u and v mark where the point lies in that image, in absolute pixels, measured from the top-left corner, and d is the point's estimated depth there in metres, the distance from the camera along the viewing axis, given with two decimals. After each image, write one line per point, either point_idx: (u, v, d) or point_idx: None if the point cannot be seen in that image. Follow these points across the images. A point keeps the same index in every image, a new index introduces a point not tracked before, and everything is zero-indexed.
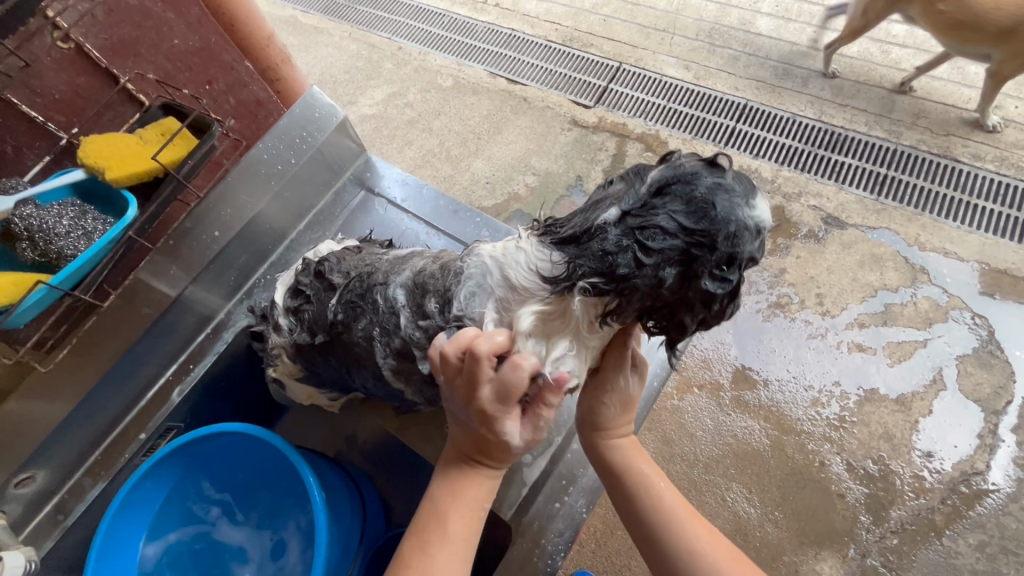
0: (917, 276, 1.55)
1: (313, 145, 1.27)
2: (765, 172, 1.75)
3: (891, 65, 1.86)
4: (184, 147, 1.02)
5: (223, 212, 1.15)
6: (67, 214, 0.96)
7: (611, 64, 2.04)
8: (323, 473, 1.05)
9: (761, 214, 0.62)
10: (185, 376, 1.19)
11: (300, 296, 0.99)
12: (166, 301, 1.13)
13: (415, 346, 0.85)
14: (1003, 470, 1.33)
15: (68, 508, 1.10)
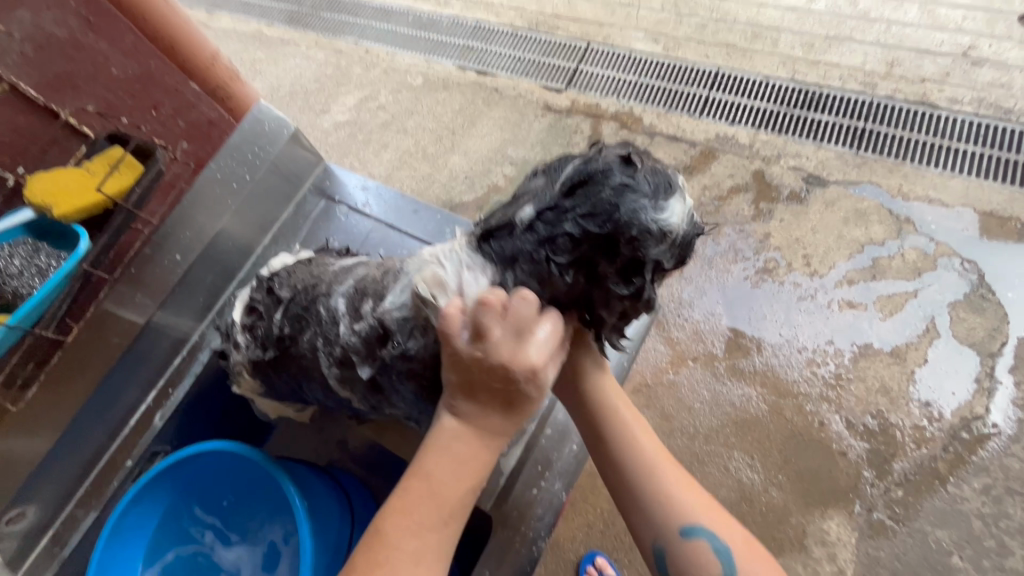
0: (903, 227, 1.54)
1: (268, 159, 1.27)
2: (743, 138, 1.73)
3: (860, 17, 1.83)
4: (129, 176, 1.06)
5: (182, 235, 1.18)
6: (19, 253, 1.00)
7: (580, 45, 2.02)
8: (305, 482, 1.09)
9: (669, 217, 0.60)
10: (165, 400, 1.21)
11: (254, 313, 1.01)
12: (134, 330, 1.15)
13: (353, 352, 0.84)
14: (1003, 412, 1.33)
15: (63, 539, 1.15)
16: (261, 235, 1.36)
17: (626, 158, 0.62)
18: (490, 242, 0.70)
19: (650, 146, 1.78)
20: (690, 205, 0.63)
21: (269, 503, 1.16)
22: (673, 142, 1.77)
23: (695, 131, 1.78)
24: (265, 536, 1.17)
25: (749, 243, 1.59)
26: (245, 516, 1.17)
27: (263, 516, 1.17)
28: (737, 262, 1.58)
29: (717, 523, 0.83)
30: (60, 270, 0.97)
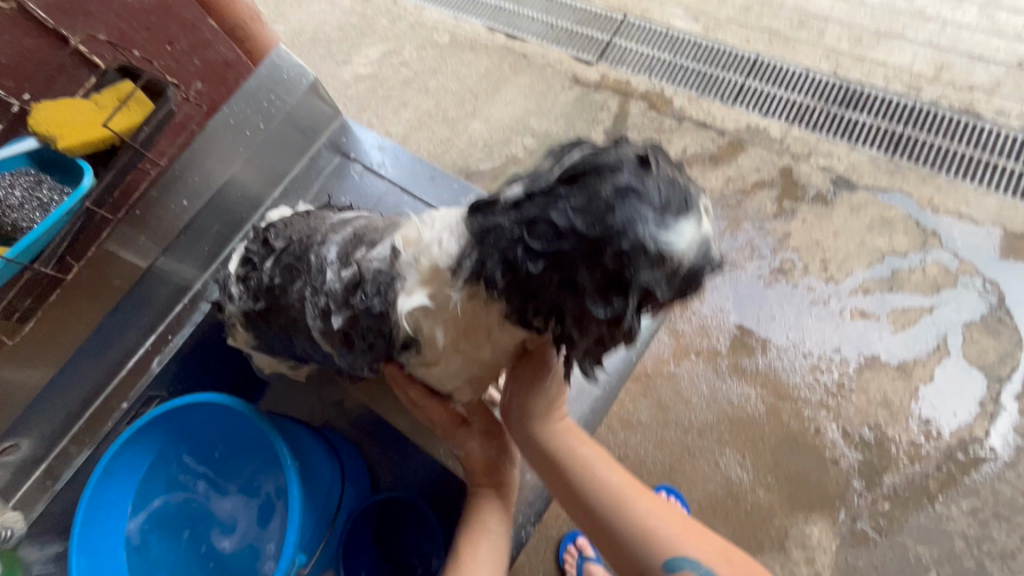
0: (928, 240, 1.49)
1: (283, 108, 1.24)
2: (774, 131, 1.67)
3: (914, 14, 1.73)
4: (141, 112, 1.05)
5: (191, 178, 1.16)
6: (20, 184, 1.01)
7: (616, 16, 1.93)
8: (300, 441, 1.10)
9: (669, 238, 0.57)
10: (163, 346, 1.21)
11: (248, 264, 0.99)
12: (137, 273, 1.16)
13: (332, 299, 0.86)
14: (1002, 437, 1.31)
15: (55, 475, 1.18)
16: (271, 186, 1.34)
17: (646, 159, 0.60)
18: (477, 214, 0.69)
19: (677, 131, 1.73)
20: (703, 234, 0.59)
21: (261, 457, 1.19)
22: (702, 129, 1.71)
23: (725, 119, 1.71)
24: (254, 491, 1.20)
25: (767, 241, 1.55)
26: (234, 469, 1.21)
27: (252, 471, 1.20)
28: (753, 260, 1.54)
29: (693, 546, 0.85)
30: (64, 206, 0.98)
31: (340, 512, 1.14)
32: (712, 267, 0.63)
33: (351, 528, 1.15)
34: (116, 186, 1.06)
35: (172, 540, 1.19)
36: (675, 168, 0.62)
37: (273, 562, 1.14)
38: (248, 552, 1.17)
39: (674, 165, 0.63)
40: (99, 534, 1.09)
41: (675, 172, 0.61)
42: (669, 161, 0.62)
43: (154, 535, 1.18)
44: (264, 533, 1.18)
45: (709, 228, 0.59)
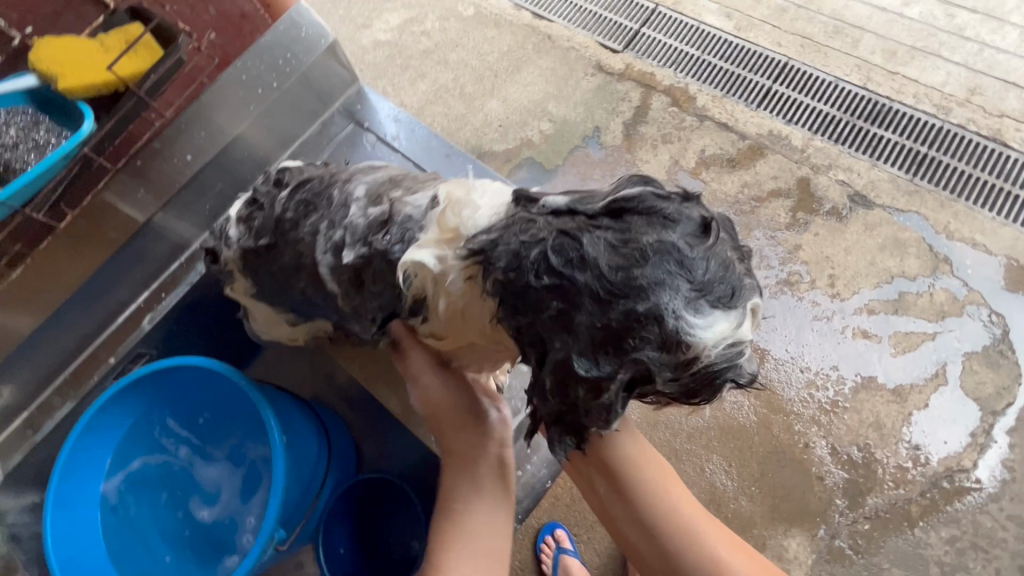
0: (939, 266, 1.47)
1: (299, 69, 1.19)
2: (796, 140, 1.63)
3: (954, 32, 1.67)
4: (148, 60, 1.00)
5: (196, 133, 1.13)
6: (15, 124, 0.96)
7: (647, 5, 1.87)
8: (288, 416, 1.10)
9: (689, 325, 0.59)
10: (156, 304, 1.21)
11: (255, 205, 0.98)
12: (133, 227, 1.12)
13: (352, 233, 0.84)
14: (989, 470, 1.31)
15: (37, 424, 1.16)
16: (279, 149, 1.31)
17: (709, 232, 0.61)
18: (518, 205, 0.70)
19: (697, 130, 1.69)
20: (731, 334, 0.60)
21: (247, 425, 1.21)
22: (723, 131, 1.68)
23: (748, 123, 1.68)
24: (239, 458, 1.22)
25: (776, 251, 1.53)
26: (220, 435, 1.22)
27: (237, 439, 1.22)
28: (760, 269, 1.52)
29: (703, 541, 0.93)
30: (59, 150, 0.93)
31: (324, 487, 1.17)
32: (726, 373, 0.64)
33: (331, 508, 1.17)
34: (116, 134, 1.04)
35: (148, 502, 1.20)
36: (735, 257, 0.63)
37: (249, 536, 1.17)
38: (225, 522, 1.20)
39: (735, 252, 0.64)
40: (76, 487, 1.10)
41: (732, 260, 0.62)
42: (731, 246, 0.64)
43: (131, 494, 1.19)
44: (243, 505, 1.20)
45: (742, 332, 0.61)
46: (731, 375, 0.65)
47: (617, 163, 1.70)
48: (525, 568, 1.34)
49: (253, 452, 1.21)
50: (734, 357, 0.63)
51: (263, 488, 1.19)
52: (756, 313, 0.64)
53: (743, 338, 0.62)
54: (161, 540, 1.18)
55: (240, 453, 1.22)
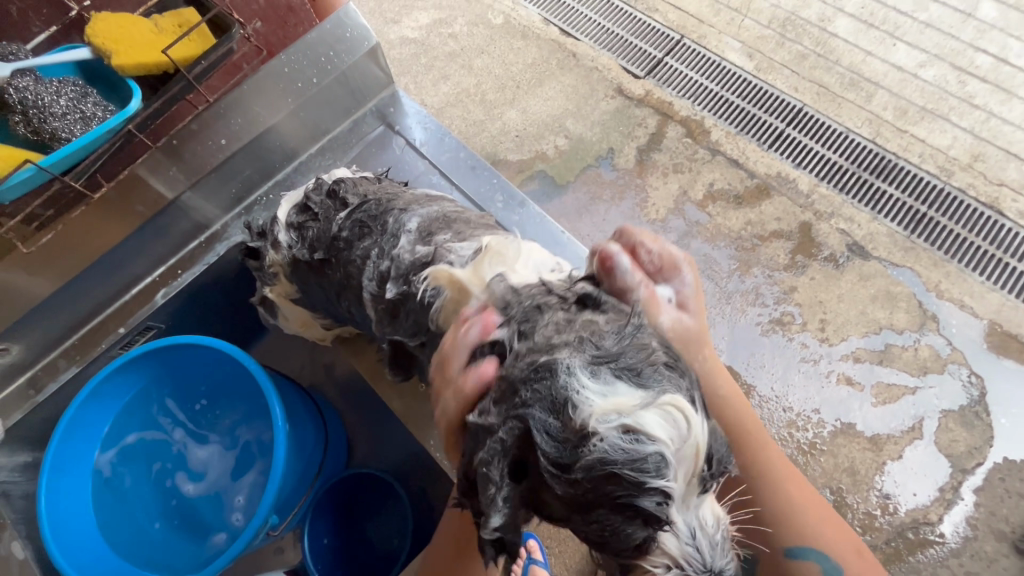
0: (926, 322, 1.51)
1: (338, 67, 1.20)
2: (802, 184, 1.68)
3: (963, 99, 1.71)
4: (200, 44, 1.04)
5: (233, 119, 1.13)
6: (66, 94, 1.02)
7: (672, 36, 1.91)
8: (293, 405, 1.12)
9: (578, 379, 0.61)
10: (171, 280, 1.22)
11: (306, 213, 1.03)
12: (162, 203, 1.12)
13: (401, 268, 0.90)
14: (954, 525, 1.35)
15: (40, 385, 1.16)
16: (309, 142, 1.33)
17: (640, 327, 0.68)
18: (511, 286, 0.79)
19: (708, 163, 1.73)
20: (631, 414, 0.58)
21: (248, 406, 1.26)
22: (733, 166, 1.72)
23: (758, 162, 1.72)
24: (237, 438, 1.26)
25: (772, 291, 1.57)
26: (220, 414, 1.27)
27: (237, 419, 1.27)
28: (754, 306, 1.56)
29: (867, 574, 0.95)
30: (105, 124, 0.97)
31: (316, 479, 1.18)
32: (639, 499, 0.59)
33: (319, 497, 1.19)
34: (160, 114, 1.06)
35: (141, 474, 1.22)
36: (672, 366, 0.64)
37: (238, 515, 1.20)
38: (215, 500, 1.23)
39: (673, 361, 0.65)
40: (74, 452, 1.12)
41: (662, 364, 0.63)
42: (671, 355, 0.66)
43: (124, 466, 1.20)
44: (235, 485, 1.24)
45: (646, 416, 0.58)
46: (642, 502, 0.59)
47: (628, 186, 1.73)
48: None
49: (252, 432, 1.25)
50: (646, 467, 0.58)
51: (259, 468, 1.23)
52: (677, 413, 0.59)
53: (654, 437, 0.58)
54: (150, 513, 1.20)
55: (239, 434, 1.26)
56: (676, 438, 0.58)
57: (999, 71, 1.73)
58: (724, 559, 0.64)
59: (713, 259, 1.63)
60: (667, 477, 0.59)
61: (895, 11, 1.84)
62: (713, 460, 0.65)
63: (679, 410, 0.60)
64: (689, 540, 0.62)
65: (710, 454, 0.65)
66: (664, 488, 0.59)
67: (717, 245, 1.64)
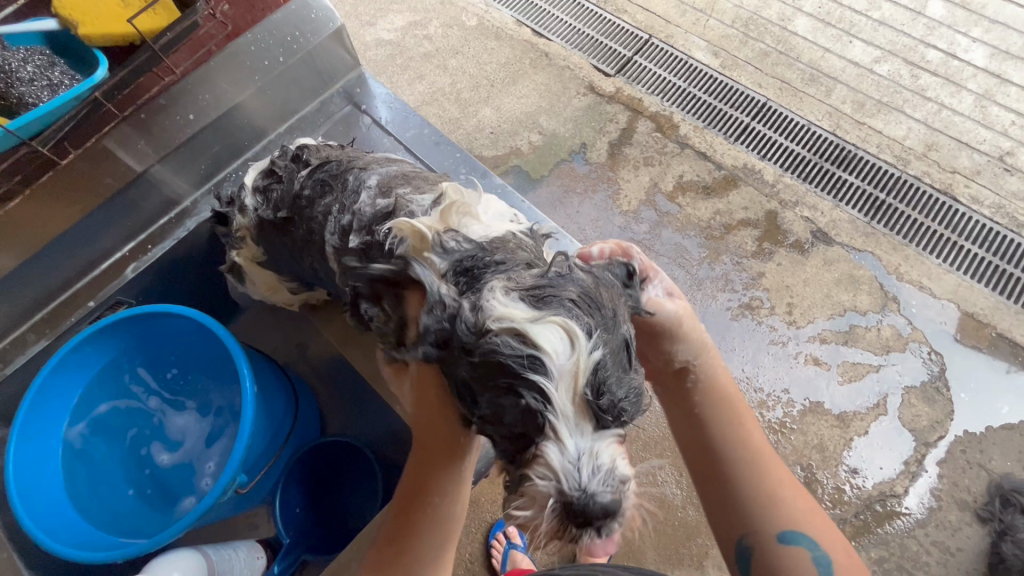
0: (888, 303, 1.57)
1: (305, 47, 1.30)
2: (767, 175, 1.74)
3: (916, 91, 1.80)
4: (165, 19, 1.07)
5: (200, 95, 1.20)
6: (34, 61, 1.04)
7: (641, 35, 1.97)
8: (262, 371, 1.13)
9: (499, 295, 0.72)
10: (141, 255, 1.25)
11: (272, 177, 1.06)
12: (130, 176, 1.17)
13: (361, 221, 0.92)
14: (918, 497, 1.39)
15: (7, 357, 1.16)
16: (277, 122, 1.38)
17: (568, 274, 0.73)
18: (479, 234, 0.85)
19: (677, 156, 1.78)
20: (522, 324, 0.68)
21: (219, 374, 1.28)
22: (701, 159, 1.77)
23: (725, 155, 1.78)
24: (208, 405, 1.29)
25: (741, 276, 1.62)
26: (190, 382, 1.28)
27: (207, 386, 1.28)
28: (724, 292, 1.61)
29: (821, 532, 0.85)
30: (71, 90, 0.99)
31: (287, 443, 1.18)
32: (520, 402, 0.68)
33: (288, 469, 1.19)
34: (128, 83, 1.07)
35: (113, 443, 1.23)
36: (583, 304, 0.70)
37: (208, 480, 1.22)
38: (186, 467, 1.25)
39: (589, 302, 0.71)
40: (45, 423, 1.12)
41: (571, 301, 0.70)
42: (590, 300, 0.71)
43: (97, 435, 1.22)
44: (206, 449, 1.26)
45: (535, 329, 0.67)
46: (523, 396, 0.68)
47: (601, 179, 1.77)
48: (474, 560, 1.37)
49: (224, 398, 1.28)
50: (525, 363, 0.67)
51: (230, 431, 1.26)
52: (567, 335, 0.67)
53: (539, 349, 0.67)
54: (122, 480, 1.22)
55: (211, 400, 1.28)
56: (561, 354, 0.67)
57: (949, 65, 1.82)
58: (603, 484, 0.68)
59: (683, 247, 1.67)
60: (545, 382, 0.67)
61: (850, 10, 1.93)
62: (607, 394, 0.69)
63: (570, 334, 0.67)
64: (572, 458, 0.68)
65: (605, 388, 0.69)
66: (540, 387, 0.67)
67: (687, 234, 1.69)
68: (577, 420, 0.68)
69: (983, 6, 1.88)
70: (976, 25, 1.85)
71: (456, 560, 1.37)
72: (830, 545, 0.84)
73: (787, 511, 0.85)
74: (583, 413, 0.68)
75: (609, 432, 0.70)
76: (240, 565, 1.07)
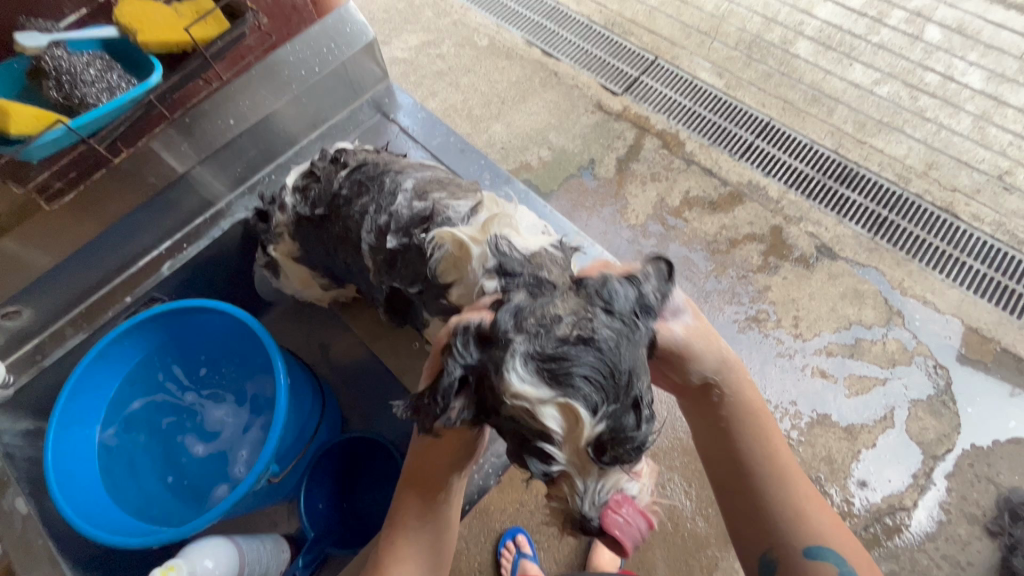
0: (892, 317, 1.59)
1: (339, 59, 1.33)
2: (772, 192, 1.78)
3: (916, 112, 1.85)
4: (215, 29, 1.15)
5: (241, 103, 1.25)
6: (95, 65, 1.09)
7: (647, 56, 2.03)
8: (293, 369, 1.16)
9: (515, 362, 0.72)
10: (177, 253, 1.31)
11: (311, 177, 1.12)
12: (173, 176, 1.23)
13: (398, 223, 0.99)
14: (927, 511, 1.40)
15: (46, 350, 1.24)
16: (309, 130, 1.44)
17: (588, 343, 0.72)
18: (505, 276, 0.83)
19: (684, 172, 1.82)
20: (533, 405, 0.72)
21: (248, 370, 1.32)
22: (707, 175, 1.81)
23: (730, 171, 1.82)
24: (241, 400, 1.32)
25: (747, 290, 1.65)
26: (221, 375, 1.32)
27: (237, 381, 1.32)
28: (730, 304, 1.64)
29: (846, 545, 0.85)
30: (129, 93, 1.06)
31: (312, 443, 1.21)
32: (532, 458, 0.77)
33: (315, 462, 1.22)
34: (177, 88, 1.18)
35: (149, 434, 1.28)
36: (596, 380, 0.72)
37: (242, 469, 1.26)
38: (220, 458, 1.29)
39: (604, 377, 0.72)
40: (83, 416, 1.17)
41: (583, 378, 0.71)
42: (604, 372, 0.72)
43: (137, 421, 1.27)
44: (240, 439, 1.30)
45: (542, 411, 0.72)
46: (536, 455, 0.76)
47: (608, 194, 1.81)
48: (483, 570, 1.37)
49: (255, 393, 1.32)
50: (536, 433, 0.75)
51: (260, 425, 1.29)
52: (570, 413, 0.72)
53: (545, 425, 0.74)
54: (160, 468, 1.26)
55: (242, 393, 1.32)
56: (564, 430, 0.74)
57: (947, 87, 1.87)
58: (600, 511, 0.79)
59: (690, 260, 1.70)
60: (552, 448, 0.75)
61: (850, 34, 1.99)
62: (611, 452, 0.76)
63: (574, 411, 0.72)
64: (580, 493, 0.78)
65: (610, 449, 0.75)
66: (550, 451, 0.75)
67: (693, 248, 1.72)
68: (585, 474, 0.78)
69: (979, 32, 1.94)
70: (972, 49, 1.92)
71: (466, 568, 1.37)
72: (856, 563, 0.83)
73: (815, 529, 0.85)
74: (588, 466, 0.77)
75: (616, 476, 0.79)
76: (268, 557, 1.10)
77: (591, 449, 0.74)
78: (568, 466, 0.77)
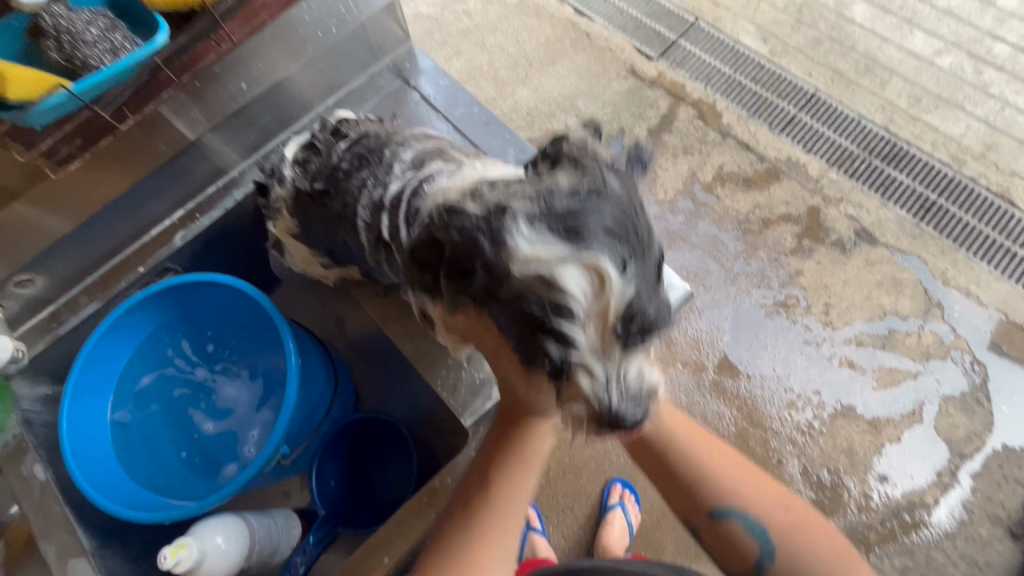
0: (931, 309, 1.51)
1: (358, 19, 1.30)
2: (811, 169, 1.67)
3: (978, 87, 1.70)
4: None
5: (254, 64, 1.20)
6: (97, 23, 1.06)
7: (687, 18, 1.90)
8: (305, 350, 1.17)
9: (522, 231, 0.69)
10: (190, 223, 1.31)
11: (310, 150, 1.12)
12: (183, 142, 1.22)
13: (391, 192, 0.96)
14: (949, 509, 1.36)
15: (61, 319, 1.25)
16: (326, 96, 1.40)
17: (600, 196, 0.71)
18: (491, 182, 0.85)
19: (718, 146, 1.73)
20: (550, 269, 0.69)
21: (261, 345, 1.32)
22: (743, 150, 1.71)
23: (768, 146, 1.71)
24: (255, 375, 1.33)
25: (778, 274, 1.58)
26: (233, 350, 1.33)
27: (250, 356, 1.33)
28: (759, 288, 1.58)
29: None
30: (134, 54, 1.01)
31: (322, 424, 1.24)
32: (550, 341, 0.73)
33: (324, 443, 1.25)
34: (187, 50, 1.09)
35: (163, 406, 1.30)
36: (619, 236, 0.70)
37: (251, 448, 1.28)
38: (231, 434, 1.30)
39: (626, 232, 0.71)
40: (97, 384, 1.20)
41: (605, 235, 0.69)
42: (625, 225, 0.71)
43: (150, 393, 1.29)
44: (251, 417, 1.31)
45: (564, 271, 0.68)
46: (552, 339, 0.72)
47: None
48: None
49: (270, 372, 1.33)
50: (557, 309, 0.70)
51: (270, 405, 1.31)
52: (598, 275, 0.68)
53: (569, 292, 0.69)
54: (174, 442, 1.29)
55: (255, 370, 1.33)
56: (589, 296, 0.69)
57: (1016, 61, 1.71)
58: (632, 402, 0.76)
59: (719, 240, 1.63)
60: (573, 324, 0.70)
61: None
62: (638, 322, 0.72)
63: (599, 271, 0.68)
64: (603, 383, 0.74)
65: (637, 318, 0.72)
66: (570, 332, 0.71)
67: (723, 228, 1.64)
68: (607, 358, 0.73)
69: None
70: None
71: None
72: None
73: None
74: (611, 349, 0.73)
75: (638, 359, 0.75)
76: (278, 534, 1.17)
77: (615, 318, 0.71)
78: (590, 346, 0.72)
